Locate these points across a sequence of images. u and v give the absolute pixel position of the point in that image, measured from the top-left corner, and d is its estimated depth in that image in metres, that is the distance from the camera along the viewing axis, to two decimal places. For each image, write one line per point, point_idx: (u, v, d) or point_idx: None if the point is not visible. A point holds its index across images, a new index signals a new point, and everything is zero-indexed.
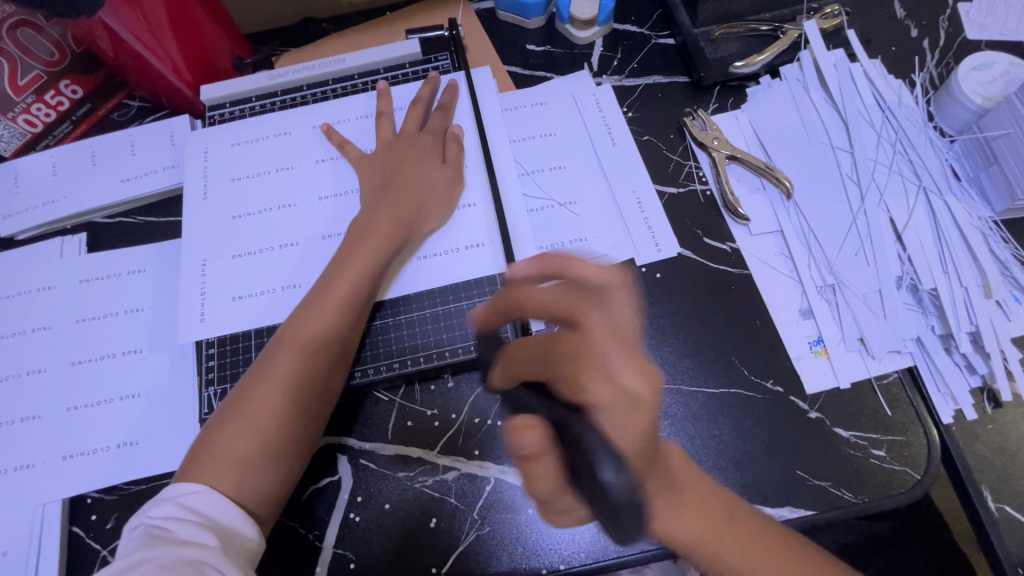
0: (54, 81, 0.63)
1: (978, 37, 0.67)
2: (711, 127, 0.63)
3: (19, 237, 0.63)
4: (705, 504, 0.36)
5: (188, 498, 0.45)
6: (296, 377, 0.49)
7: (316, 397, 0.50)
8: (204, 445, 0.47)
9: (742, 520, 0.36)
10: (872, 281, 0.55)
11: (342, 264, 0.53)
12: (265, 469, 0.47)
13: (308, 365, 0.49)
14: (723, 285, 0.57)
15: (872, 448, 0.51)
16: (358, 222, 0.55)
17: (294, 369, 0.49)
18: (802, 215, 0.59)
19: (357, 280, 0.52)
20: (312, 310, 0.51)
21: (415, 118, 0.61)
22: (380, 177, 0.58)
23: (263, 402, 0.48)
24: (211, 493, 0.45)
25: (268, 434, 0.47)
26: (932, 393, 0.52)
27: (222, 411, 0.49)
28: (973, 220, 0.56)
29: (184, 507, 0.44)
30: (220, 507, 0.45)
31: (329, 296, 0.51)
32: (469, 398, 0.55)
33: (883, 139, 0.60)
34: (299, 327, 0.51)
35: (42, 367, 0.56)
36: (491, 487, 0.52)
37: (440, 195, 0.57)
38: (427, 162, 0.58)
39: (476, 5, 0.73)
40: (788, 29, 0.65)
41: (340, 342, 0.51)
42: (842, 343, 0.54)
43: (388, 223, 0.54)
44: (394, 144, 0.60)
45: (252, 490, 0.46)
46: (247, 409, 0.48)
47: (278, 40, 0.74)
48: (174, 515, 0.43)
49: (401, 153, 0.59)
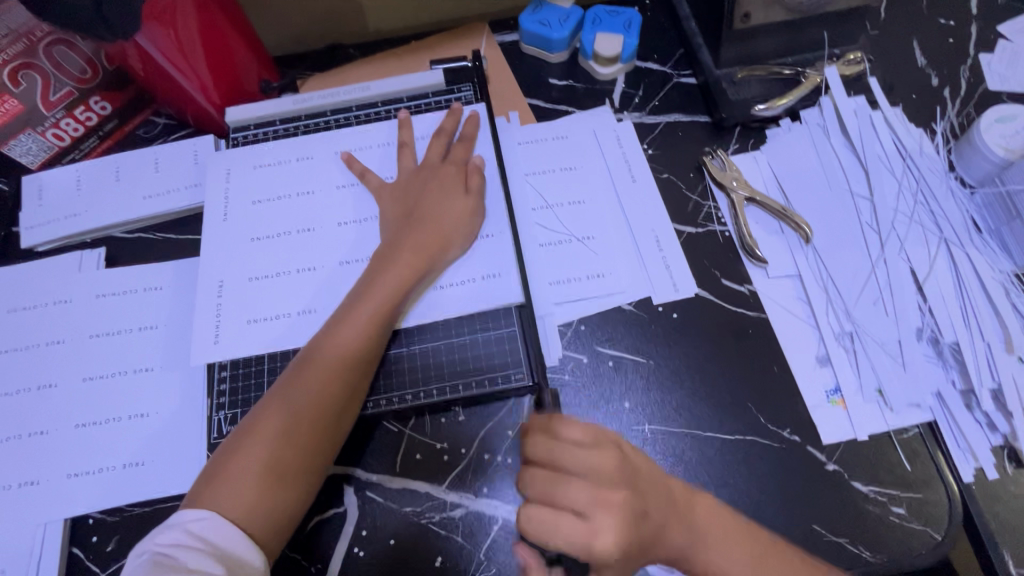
0: (85, 97, 0.65)
1: (999, 88, 0.67)
2: (730, 167, 0.63)
3: (38, 249, 0.63)
4: (731, 543, 0.44)
5: (195, 524, 0.44)
6: (311, 403, 0.49)
7: (332, 425, 0.49)
8: (215, 470, 0.47)
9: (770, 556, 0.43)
10: (892, 331, 0.54)
11: (364, 292, 0.53)
12: (270, 497, 0.46)
13: (324, 391, 0.49)
14: (741, 328, 0.57)
15: (892, 506, 0.50)
16: (382, 251, 0.55)
17: (309, 395, 0.49)
18: (821, 260, 0.58)
19: (379, 306, 0.52)
20: (331, 337, 0.51)
21: (436, 149, 0.61)
22: (406, 208, 0.58)
23: (276, 426, 0.48)
24: (216, 521, 0.44)
25: (283, 459, 0.47)
26: (952, 449, 0.51)
27: (235, 436, 0.48)
28: (995, 272, 0.56)
29: (191, 535, 0.44)
30: (225, 535, 0.44)
31: (351, 321, 0.51)
32: (481, 432, 0.54)
33: (904, 188, 0.60)
34: (318, 353, 0.51)
35: (53, 382, 0.56)
36: (499, 526, 0.51)
37: (462, 222, 0.57)
38: (452, 191, 0.58)
39: (501, 37, 0.74)
40: (809, 74, 0.66)
41: (356, 371, 0.50)
42: (861, 394, 0.53)
43: (409, 254, 0.54)
44: (416, 174, 0.60)
45: (262, 518, 0.46)
46: (261, 435, 0.48)
47: (305, 64, 0.76)
48: (178, 542, 0.43)
49: (425, 183, 0.59)
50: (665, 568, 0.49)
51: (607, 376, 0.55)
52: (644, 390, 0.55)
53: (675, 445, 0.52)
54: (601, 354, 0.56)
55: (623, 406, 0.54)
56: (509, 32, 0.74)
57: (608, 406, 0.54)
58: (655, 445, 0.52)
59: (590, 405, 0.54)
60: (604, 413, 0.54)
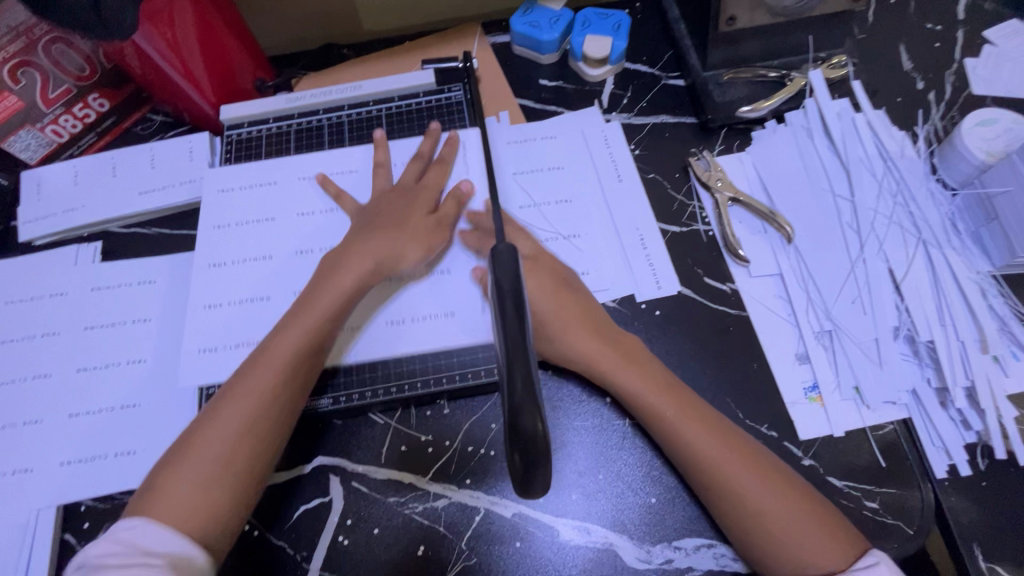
0: (83, 94, 0.66)
1: (984, 93, 0.68)
2: (715, 168, 0.64)
3: (36, 243, 0.65)
4: (635, 373, 0.51)
5: (129, 532, 0.44)
6: (261, 415, 0.49)
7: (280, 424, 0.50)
8: (155, 483, 0.47)
9: (676, 394, 0.50)
10: (869, 329, 0.55)
11: (308, 302, 0.54)
12: (222, 500, 0.46)
13: (270, 382, 0.50)
14: (722, 326, 0.58)
15: (866, 500, 0.50)
16: (330, 262, 0.56)
17: (251, 392, 0.50)
18: (802, 259, 0.59)
19: (332, 301, 0.53)
20: (282, 333, 0.52)
21: (413, 171, 0.63)
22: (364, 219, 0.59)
23: (221, 437, 0.48)
24: (151, 526, 0.44)
25: (229, 454, 0.48)
26: (926, 446, 0.52)
27: (181, 445, 0.49)
28: (972, 273, 0.57)
29: (126, 543, 0.44)
30: (163, 539, 0.44)
31: (300, 320, 0.53)
32: (465, 424, 0.55)
33: (884, 190, 0.61)
34: (271, 348, 0.52)
35: (48, 372, 0.58)
36: (481, 517, 0.52)
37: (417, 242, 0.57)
38: (420, 209, 0.59)
39: (493, 38, 0.75)
40: (794, 77, 0.67)
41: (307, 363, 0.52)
42: (838, 390, 0.54)
43: (358, 265, 0.55)
44: (390, 193, 0.61)
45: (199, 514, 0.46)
46: (207, 439, 0.48)
47: (300, 63, 0.77)
48: (110, 552, 0.43)
49: (394, 200, 0.60)
50: (643, 560, 0.49)
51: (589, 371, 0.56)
52: None
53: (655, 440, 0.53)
54: None
55: (605, 400, 0.55)
56: (501, 34, 0.75)
57: (590, 400, 0.55)
58: (635, 439, 0.53)
59: (572, 400, 0.55)
60: (587, 407, 0.55)
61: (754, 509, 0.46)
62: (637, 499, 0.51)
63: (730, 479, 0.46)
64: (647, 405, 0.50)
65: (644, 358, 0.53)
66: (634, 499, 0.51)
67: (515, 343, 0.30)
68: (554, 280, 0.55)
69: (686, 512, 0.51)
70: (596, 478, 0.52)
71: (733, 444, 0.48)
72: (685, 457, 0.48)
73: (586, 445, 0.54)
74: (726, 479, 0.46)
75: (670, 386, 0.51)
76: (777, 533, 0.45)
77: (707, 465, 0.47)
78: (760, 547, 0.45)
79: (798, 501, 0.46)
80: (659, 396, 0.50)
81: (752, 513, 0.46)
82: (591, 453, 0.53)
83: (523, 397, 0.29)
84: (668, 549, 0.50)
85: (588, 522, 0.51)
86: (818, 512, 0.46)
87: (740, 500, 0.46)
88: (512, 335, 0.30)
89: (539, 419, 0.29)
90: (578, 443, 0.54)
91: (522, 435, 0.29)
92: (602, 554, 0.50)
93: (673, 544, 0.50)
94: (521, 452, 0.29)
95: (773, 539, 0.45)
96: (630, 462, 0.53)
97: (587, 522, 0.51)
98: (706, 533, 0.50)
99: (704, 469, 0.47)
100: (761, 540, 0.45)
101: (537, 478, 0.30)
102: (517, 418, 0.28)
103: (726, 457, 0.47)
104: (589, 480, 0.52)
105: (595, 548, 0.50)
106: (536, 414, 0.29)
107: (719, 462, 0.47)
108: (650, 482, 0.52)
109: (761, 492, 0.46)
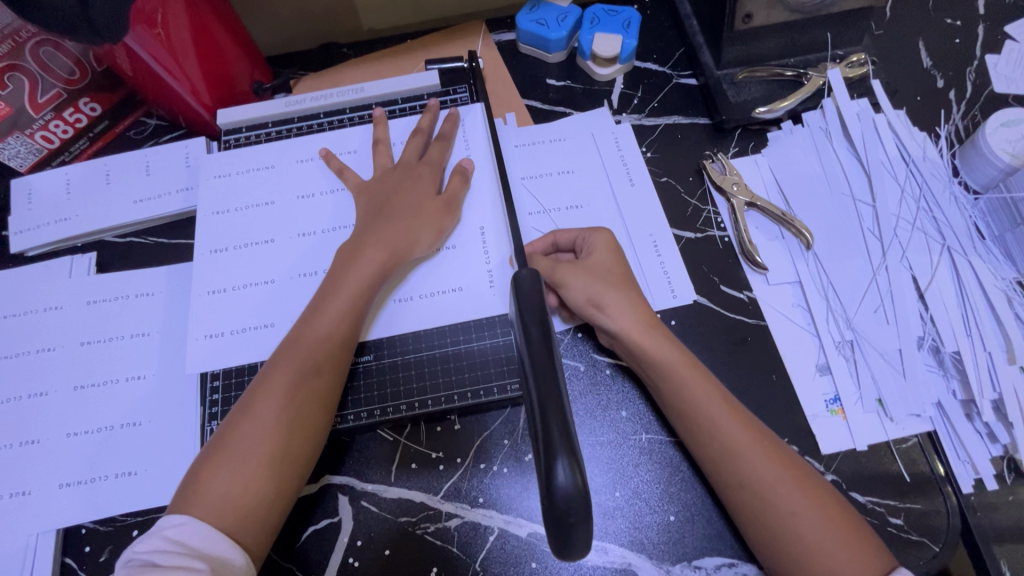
0: (74, 98, 0.64)
1: (1005, 91, 0.66)
2: (731, 171, 0.62)
3: (29, 254, 0.62)
4: (695, 382, 0.49)
5: (173, 531, 0.43)
6: (293, 408, 0.47)
7: (309, 421, 0.48)
8: (191, 481, 0.46)
9: (734, 410, 0.48)
10: (892, 340, 0.54)
11: (333, 287, 0.52)
12: (260, 499, 0.45)
13: (296, 377, 0.48)
14: (739, 336, 0.56)
15: (890, 516, 0.49)
16: (350, 246, 0.54)
17: (279, 386, 0.48)
18: (821, 267, 0.57)
19: (355, 293, 0.51)
20: (307, 327, 0.50)
21: (414, 148, 0.60)
22: (377, 205, 0.56)
23: (255, 431, 0.46)
24: (195, 525, 0.43)
25: (259, 452, 0.46)
26: (952, 460, 0.51)
27: (213, 442, 0.47)
28: (998, 281, 0.55)
29: (168, 541, 0.43)
30: (209, 539, 0.43)
31: (324, 314, 0.51)
32: (476, 440, 0.54)
33: (907, 194, 0.59)
34: (295, 343, 0.50)
35: (44, 390, 0.56)
36: (494, 537, 0.50)
37: (430, 224, 0.55)
38: (425, 192, 0.57)
39: (498, 36, 0.73)
40: (812, 75, 0.64)
41: (333, 359, 0.50)
42: (860, 403, 0.53)
43: (378, 249, 0.53)
44: (393, 174, 0.58)
45: (237, 516, 0.45)
46: (238, 437, 0.47)
47: (298, 64, 0.74)
48: (158, 549, 0.43)
49: (398, 181, 0.57)
50: None
51: (604, 385, 0.55)
52: (641, 398, 0.54)
53: (671, 456, 0.52)
54: (598, 362, 0.56)
55: (621, 414, 0.54)
56: (506, 31, 0.73)
57: (605, 414, 0.54)
58: (651, 455, 0.52)
59: (587, 414, 0.54)
60: (602, 422, 0.53)
61: (802, 537, 0.44)
62: (655, 518, 0.50)
63: (783, 502, 0.45)
64: (706, 419, 0.48)
65: (703, 369, 0.50)
66: (652, 518, 0.50)
67: (547, 385, 0.29)
68: (600, 274, 0.53)
69: (705, 530, 0.49)
70: (612, 496, 0.51)
71: (786, 462, 0.46)
72: (739, 477, 0.46)
73: (603, 461, 0.52)
74: (779, 505, 0.45)
75: (728, 398, 0.49)
76: (825, 563, 0.43)
77: (760, 487, 0.45)
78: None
79: (842, 522, 0.44)
80: (715, 402, 0.48)
81: (800, 541, 0.44)
82: (608, 470, 0.52)
83: (559, 448, 0.27)
84: (688, 569, 0.48)
85: (605, 541, 0.50)
86: (858, 536, 0.44)
87: (791, 525, 0.44)
88: (545, 379, 0.29)
89: (579, 473, 0.27)
90: (595, 460, 0.52)
91: (558, 500, 0.26)
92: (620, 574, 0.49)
93: (693, 563, 0.49)
94: (559, 509, 0.26)
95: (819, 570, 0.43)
96: (646, 478, 0.51)
97: (604, 541, 0.50)
98: (727, 552, 0.49)
99: (757, 490, 0.45)
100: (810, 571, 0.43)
101: (576, 539, 0.27)
102: (552, 474, 0.26)
103: (777, 476, 0.45)
104: (605, 498, 0.51)
105: (612, 568, 0.49)
106: (574, 466, 0.27)
107: (772, 486, 0.45)
108: (668, 500, 0.51)
109: (809, 515, 0.44)
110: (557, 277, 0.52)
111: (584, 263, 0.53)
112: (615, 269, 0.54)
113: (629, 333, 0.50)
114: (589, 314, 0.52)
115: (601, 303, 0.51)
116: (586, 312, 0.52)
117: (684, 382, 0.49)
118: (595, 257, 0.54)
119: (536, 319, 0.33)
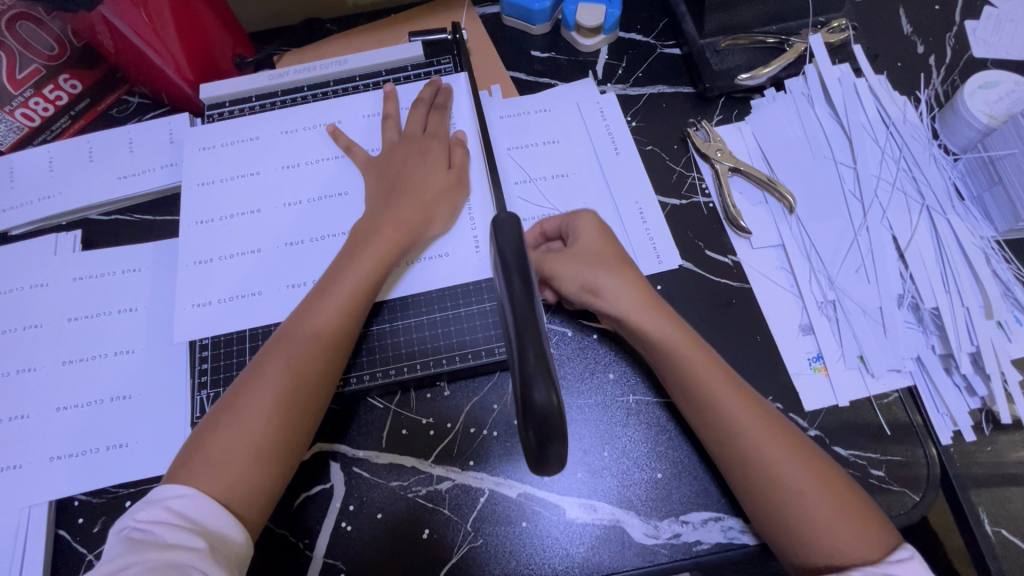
0: (53, 75, 0.63)
1: (984, 56, 0.67)
2: (715, 138, 0.62)
3: (12, 233, 0.62)
4: (692, 355, 0.49)
5: (176, 502, 0.43)
6: (297, 384, 0.48)
7: (312, 398, 0.48)
8: (193, 452, 0.46)
9: (731, 379, 0.49)
10: (873, 298, 0.55)
11: (341, 267, 0.52)
12: (262, 473, 0.46)
13: (303, 355, 0.48)
14: (724, 299, 0.57)
15: (872, 468, 0.50)
16: (360, 226, 0.54)
17: (285, 363, 0.48)
18: (804, 230, 0.58)
19: (364, 273, 0.51)
20: (313, 305, 0.50)
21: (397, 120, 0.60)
22: (384, 178, 0.57)
23: (260, 403, 0.47)
24: (200, 497, 0.43)
25: (262, 426, 0.46)
26: (931, 413, 0.52)
27: (215, 414, 0.47)
28: (976, 239, 0.56)
29: (171, 512, 0.43)
30: (212, 512, 0.43)
31: (331, 293, 0.50)
32: (466, 407, 0.54)
33: (887, 155, 0.60)
34: (301, 321, 0.50)
35: (32, 365, 0.56)
36: (485, 498, 0.51)
37: (437, 200, 0.55)
38: (434, 168, 0.57)
39: (481, 9, 0.73)
40: (794, 42, 0.65)
41: (339, 339, 0.50)
42: (842, 360, 0.54)
43: (388, 227, 0.53)
44: (401, 146, 0.58)
45: (240, 489, 0.45)
46: (242, 411, 0.47)
47: (281, 39, 0.74)
48: (159, 520, 0.42)
49: (406, 157, 0.57)
50: (650, 535, 0.49)
51: (591, 348, 0.56)
52: (629, 360, 0.55)
53: (658, 415, 0.53)
54: (585, 327, 0.56)
55: (608, 377, 0.54)
56: (490, 4, 0.73)
57: (593, 376, 0.55)
58: (639, 415, 0.53)
59: (575, 376, 0.55)
60: (590, 384, 0.54)
61: (792, 498, 0.44)
62: (643, 475, 0.51)
63: (774, 466, 0.45)
64: (701, 386, 0.48)
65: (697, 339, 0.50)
66: (640, 475, 0.51)
67: (523, 313, 0.29)
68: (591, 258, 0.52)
69: (692, 486, 0.50)
70: (601, 455, 0.52)
71: (783, 428, 0.47)
72: (730, 438, 0.46)
73: (591, 423, 0.53)
74: (772, 468, 0.45)
75: (726, 367, 0.50)
76: (814, 523, 0.43)
77: (754, 450, 0.46)
78: (796, 536, 0.44)
79: (833, 485, 0.45)
80: (714, 371, 0.48)
81: (791, 504, 0.44)
82: (596, 430, 0.53)
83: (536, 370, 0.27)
84: (675, 524, 0.49)
85: (593, 500, 0.50)
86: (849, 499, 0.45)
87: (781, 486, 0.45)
88: (521, 307, 0.30)
89: (555, 393, 0.27)
90: (583, 422, 0.53)
91: (535, 412, 0.27)
92: (609, 531, 0.49)
93: (680, 518, 0.50)
94: (537, 427, 0.27)
95: (808, 531, 0.44)
96: (634, 438, 0.52)
97: (593, 499, 0.50)
98: (713, 507, 0.50)
99: (751, 453, 0.46)
100: (799, 531, 0.44)
101: (552, 454, 0.28)
102: (529, 394, 0.27)
103: (770, 440, 0.46)
104: (595, 458, 0.52)
105: (600, 525, 0.50)
106: (551, 387, 0.27)
107: (765, 449, 0.46)
108: (655, 458, 0.51)
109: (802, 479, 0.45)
110: (546, 269, 0.53)
111: (572, 251, 0.53)
112: (605, 248, 0.53)
113: (625, 316, 0.50)
114: (585, 302, 0.52)
115: (596, 289, 0.51)
116: (584, 299, 0.52)
117: (670, 349, 0.49)
118: (583, 238, 0.53)
119: (513, 253, 0.33)
